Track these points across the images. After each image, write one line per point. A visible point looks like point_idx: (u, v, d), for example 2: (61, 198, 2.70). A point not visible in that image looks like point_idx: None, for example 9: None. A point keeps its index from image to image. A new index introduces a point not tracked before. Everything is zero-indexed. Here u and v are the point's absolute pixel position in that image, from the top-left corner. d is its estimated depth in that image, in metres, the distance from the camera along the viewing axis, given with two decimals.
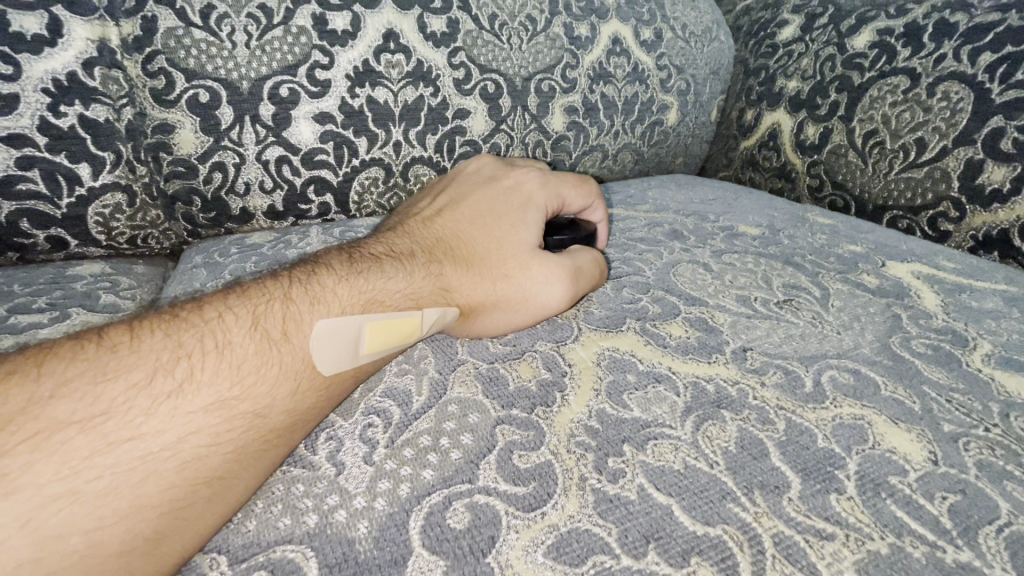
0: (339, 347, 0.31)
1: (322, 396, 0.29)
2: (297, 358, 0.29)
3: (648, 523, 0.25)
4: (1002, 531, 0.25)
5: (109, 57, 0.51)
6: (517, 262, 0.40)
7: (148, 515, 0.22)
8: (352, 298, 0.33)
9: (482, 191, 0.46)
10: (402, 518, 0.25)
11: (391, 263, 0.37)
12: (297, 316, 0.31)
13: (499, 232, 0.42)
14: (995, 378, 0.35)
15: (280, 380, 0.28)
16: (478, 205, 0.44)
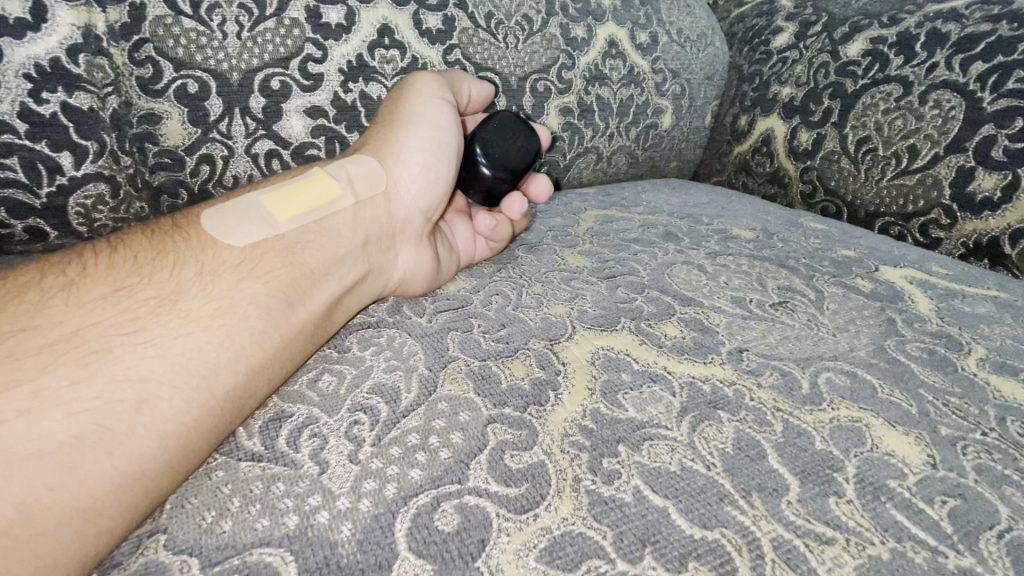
0: (236, 219, 0.36)
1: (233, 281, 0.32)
2: (198, 256, 0.33)
3: (645, 526, 0.24)
4: (1003, 536, 0.24)
5: (94, 44, 0.49)
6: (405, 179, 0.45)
7: (54, 401, 0.24)
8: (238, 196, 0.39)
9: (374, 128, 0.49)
10: (388, 519, 0.24)
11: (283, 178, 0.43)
12: (189, 218, 0.35)
13: (389, 128, 0.48)
14: (990, 383, 0.35)
15: (185, 273, 0.32)
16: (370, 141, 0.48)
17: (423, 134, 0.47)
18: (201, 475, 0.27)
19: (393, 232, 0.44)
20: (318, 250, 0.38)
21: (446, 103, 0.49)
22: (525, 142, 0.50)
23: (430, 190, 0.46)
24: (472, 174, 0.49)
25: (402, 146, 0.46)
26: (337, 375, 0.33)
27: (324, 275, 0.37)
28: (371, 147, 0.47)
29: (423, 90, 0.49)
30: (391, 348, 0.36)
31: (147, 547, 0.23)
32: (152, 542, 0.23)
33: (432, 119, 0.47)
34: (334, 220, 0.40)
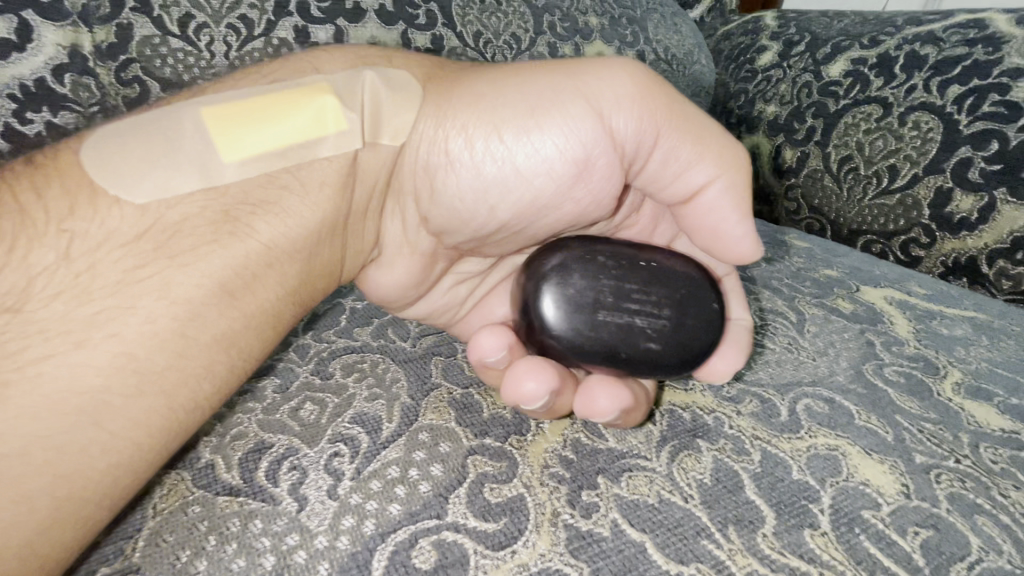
0: (166, 167, 0.30)
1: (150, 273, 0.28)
2: (114, 232, 0.29)
3: (621, 562, 0.24)
4: (972, 568, 0.25)
5: (81, 64, 0.51)
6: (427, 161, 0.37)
7: None
8: (189, 110, 0.32)
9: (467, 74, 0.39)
10: (365, 557, 0.24)
11: (276, 85, 0.35)
12: (116, 145, 0.30)
13: (489, 81, 0.37)
14: (965, 408, 0.36)
15: (96, 261, 0.28)
16: (444, 95, 0.37)
17: (510, 131, 0.36)
18: (176, 510, 0.27)
19: (374, 197, 0.38)
20: (263, 224, 0.32)
21: (590, 121, 0.36)
22: (654, 325, 0.34)
23: (473, 197, 0.37)
24: (563, 269, 0.34)
25: (459, 116, 0.36)
26: (319, 404, 0.33)
27: (266, 257, 0.32)
28: (419, 79, 0.38)
29: (573, 76, 0.37)
30: (373, 375, 0.36)
31: None
32: None
33: (547, 144, 0.36)
34: (290, 188, 0.33)
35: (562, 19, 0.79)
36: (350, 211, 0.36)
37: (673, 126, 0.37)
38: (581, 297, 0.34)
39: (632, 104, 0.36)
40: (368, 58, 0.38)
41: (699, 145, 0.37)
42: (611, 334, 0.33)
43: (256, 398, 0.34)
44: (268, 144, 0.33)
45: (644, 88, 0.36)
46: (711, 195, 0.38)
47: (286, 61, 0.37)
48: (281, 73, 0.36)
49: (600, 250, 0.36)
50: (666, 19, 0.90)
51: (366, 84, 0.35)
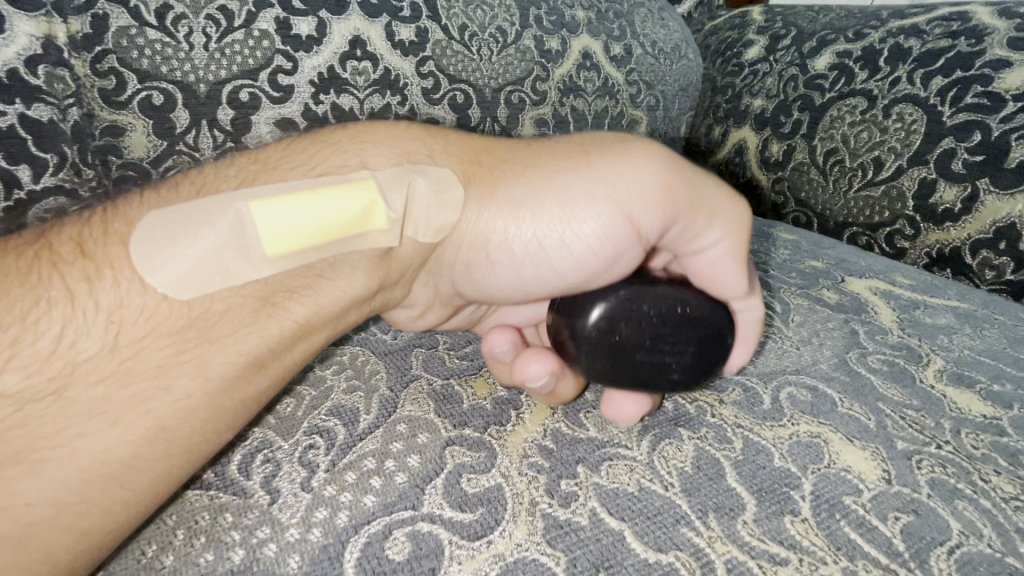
0: (202, 260, 0.27)
1: (186, 361, 0.26)
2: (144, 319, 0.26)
3: (599, 551, 0.24)
4: (953, 552, 0.24)
5: (55, 55, 0.50)
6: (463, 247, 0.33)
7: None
8: (222, 200, 0.28)
9: (502, 156, 0.34)
10: (337, 550, 0.23)
11: (310, 172, 0.31)
12: (149, 225, 0.27)
13: (520, 168, 0.33)
14: (947, 395, 0.36)
15: (125, 352, 0.25)
16: (483, 181, 0.33)
17: (547, 226, 0.32)
18: None
19: (411, 276, 0.34)
20: (301, 306, 0.29)
21: (615, 219, 0.32)
22: (683, 360, 0.32)
23: (507, 285, 0.34)
24: (611, 313, 0.32)
25: (498, 210, 0.32)
26: (296, 397, 0.33)
27: (303, 338, 0.30)
28: (460, 169, 0.33)
29: (606, 169, 0.32)
30: (352, 367, 0.36)
31: None
32: None
33: (576, 242, 0.32)
34: (330, 272, 0.30)
35: (549, 13, 0.78)
36: (385, 286, 0.33)
37: (689, 207, 0.33)
38: (625, 341, 0.32)
39: (655, 199, 0.32)
40: (411, 146, 0.33)
41: (712, 221, 0.34)
42: (641, 368, 0.32)
43: None
44: (309, 238, 0.29)
45: (668, 174, 0.32)
46: (718, 257, 0.34)
47: (330, 139, 0.33)
48: (323, 159, 0.32)
49: (642, 292, 0.33)
50: (652, 13, 0.90)
51: (400, 180, 0.31)
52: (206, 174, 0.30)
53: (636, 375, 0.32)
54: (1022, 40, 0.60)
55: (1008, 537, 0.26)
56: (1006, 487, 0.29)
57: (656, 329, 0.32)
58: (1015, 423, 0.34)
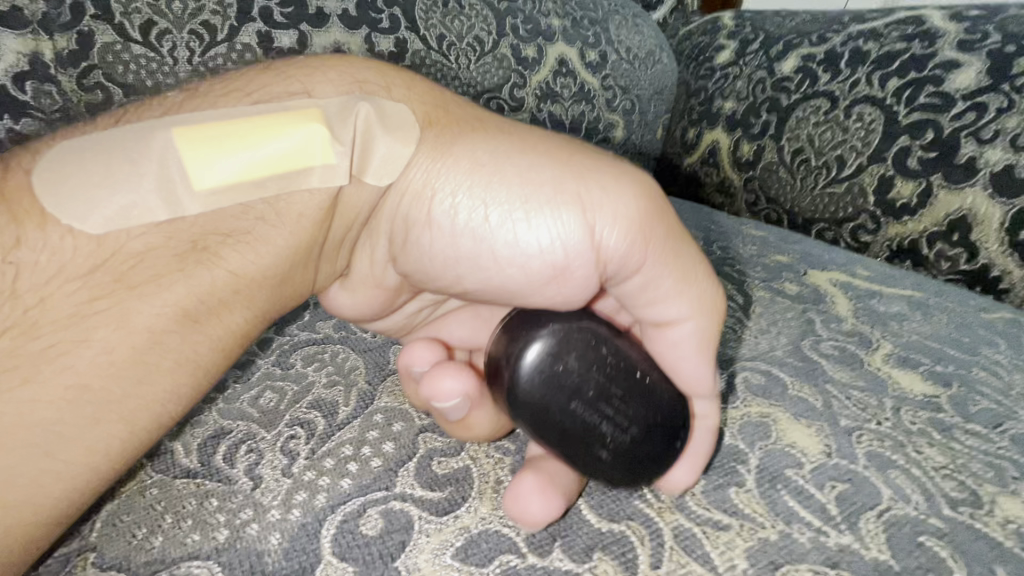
0: (110, 199, 0.25)
1: (100, 311, 0.24)
2: (47, 267, 0.24)
3: (556, 521, 0.26)
4: (881, 515, 0.27)
5: (42, 70, 0.55)
6: (398, 216, 0.30)
7: None
8: (148, 127, 0.27)
9: (467, 122, 0.31)
10: (314, 527, 0.25)
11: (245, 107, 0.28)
12: (64, 161, 0.26)
13: (482, 136, 0.30)
14: (892, 376, 0.38)
15: (26, 302, 0.24)
16: (433, 142, 0.30)
17: (494, 202, 0.29)
18: (135, 492, 0.28)
19: (354, 234, 0.31)
20: (234, 254, 0.27)
21: (578, 217, 0.28)
22: (623, 440, 0.28)
23: (439, 263, 0.30)
24: (559, 342, 0.29)
25: (447, 171, 0.29)
26: (278, 392, 0.35)
27: (239, 289, 0.27)
28: (419, 114, 0.30)
29: (577, 162, 0.30)
30: (333, 364, 0.38)
31: (75, 565, 0.24)
32: (81, 560, 0.24)
33: (520, 228, 0.29)
34: (269, 217, 0.28)
35: (525, 22, 0.81)
36: (329, 242, 0.30)
37: (661, 260, 0.30)
38: (569, 375, 0.28)
39: (626, 223, 0.29)
40: (365, 81, 0.31)
41: (678, 288, 0.30)
42: (571, 423, 0.27)
43: (216, 388, 0.35)
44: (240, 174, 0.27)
45: (647, 209, 0.29)
46: (678, 336, 0.31)
47: (279, 71, 0.31)
48: (264, 91, 0.29)
49: (599, 332, 0.29)
50: (627, 20, 0.93)
51: (347, 121, 0.28)
52: (138, 107, 0.29)
53: (562, 430, 0.27)
54: (970, 42, 0.63)
55: (933, 500, 0.28)
56: (937, 457, 0.31)
57: (603, 380, 0.28)
58: (952, 400, 0.36)
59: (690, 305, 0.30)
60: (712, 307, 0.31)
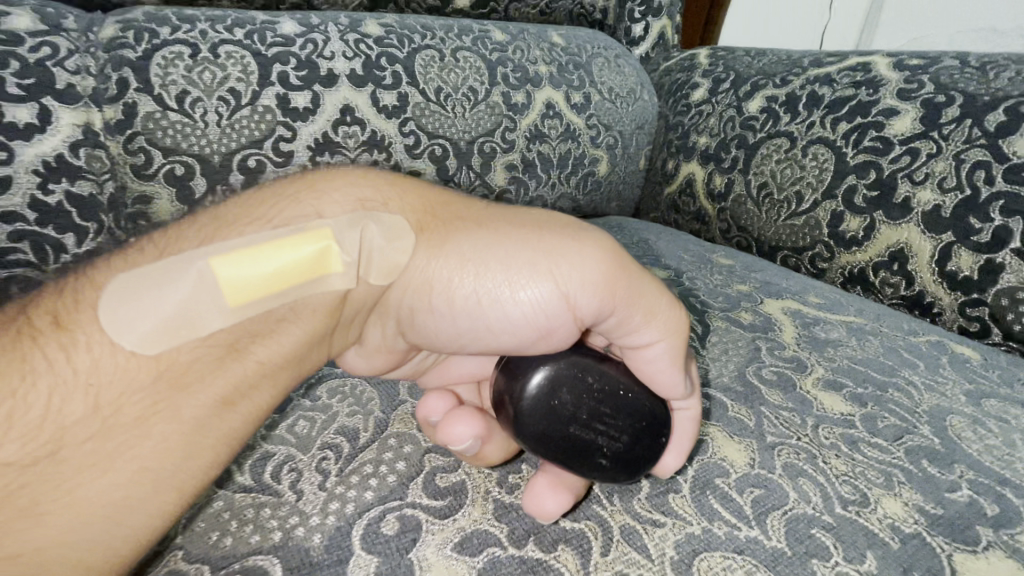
0: (162, 319, 0.31)
1: (160, 409, 0.30)
2: (114, 380, 0.29)
3: (531, 521, 0.34)
4: (785, 514, 0.34)
5: (93, 139, 0.64)
6: (408, 300, 0.38)
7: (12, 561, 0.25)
8: (187, 257, 0.33)
9: (450, 221, 0.39)
10: (347, 529, 0.33)
11: (271, 228, 0.36)
12: (117, 290, 0.31)
13: (466, 230, 0.38)
14: (817, 398, 0.46)
15: (99, 410, 0.29)
16: (429, 242, 0.38)
17: (484, 289, 0.36)
18: (205, 503, 0.36)
19: (364, 315, 0.40)
20: (262, 349, 0.34)
21: (553, 295, 0.36)
22: (614, 446, 0.36)
23: (445, 334, 0.39)
24: (552, 380, 0.37)
25: (444, 266, 0.37)
26: (310, 420, 0.43)
27: (266, 375, 0.34)
28: (413, 221, 0.39)
29: (547, 243, 0.37)
30: (353, 395, 0.46)
31: (168, 559, 0.32)
32: (173, 556, 0.32)
33: (507, 309, 0.37)
34: (290, 316, 0.35)
35: (514, 71, 0.89)
36: (341, 325, 0.38)
37: (630, 301, 0.37)
38: (563, 406, 0.37)
39: (594, 285, 0.36)
40: (365, 197, 0.39)
41: (648, 319, 0.38)
42: (571, 442, 0.36)
43: None
44: (267, 286, 0.34)
45: (614, 265, 0.36)
46: (655, 354, 0.38)
47: (292, 189, 0.39)
48: (283, 213, 0.37)
49: (585, 364, 0.38)
50: (609, 61, 1.01)
51: (356, 236, 0.37)
52: (175, 230, 0.35)
53: (565, 447, 0.36)
54: (908, 91, 0.70)
55: (829, 501, 0.36)
56: (839, 466, 0.39)
57: (590, 405, 0.37)
58: (864, 419, 0.44)
59: (660, 327, 0.38)
60: (677, 326, 0.38)
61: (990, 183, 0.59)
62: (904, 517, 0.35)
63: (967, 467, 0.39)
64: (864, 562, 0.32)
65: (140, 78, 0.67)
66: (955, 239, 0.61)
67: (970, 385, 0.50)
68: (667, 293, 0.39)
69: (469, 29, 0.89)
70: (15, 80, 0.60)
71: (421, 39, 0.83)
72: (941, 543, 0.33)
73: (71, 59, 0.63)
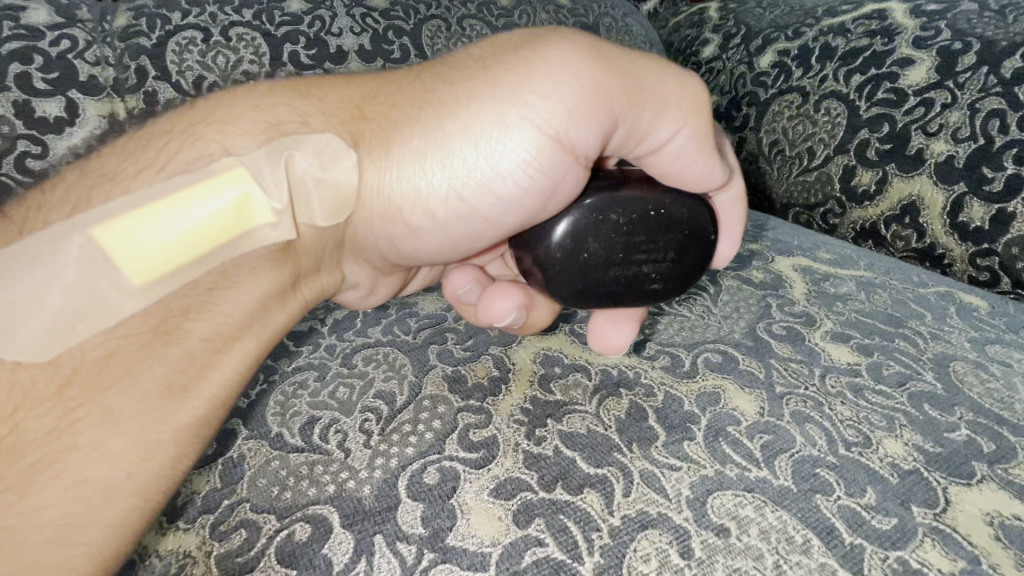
0: (57, 310, 0.27)
1: (79, 413, 0.27)
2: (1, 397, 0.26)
3: (558, 468, 0.37)
4: (791, 456, 0.37)
5: (119, 128, 0.66)
6: (384, 216, 0.38)
7: None
8: (65, 231, 0.29)
9: (390, 123, 0.37)
10: (393, 480, 0.37)
11: (182, 167, 0.32)
12: None
13: (419, 122, 0.37)
14: (825, 349, 0.48)
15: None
16: (378, 149, 0.36)
17: (467, 182, 0.37)
18: (264, 463, 0.40)
19: (331, 247, 0.39)
20: (201, 322, 0.32)
21: (542, 148, 0.36)
22: (655, 267, 0.42)
23: (441, 234, 0.40)
24: (577, 233, 0.40)
25: (409, 164, 0.37)
26: (349, 386, 0.47)
27: (219, 336, 0.32)
28: (346, 132, 0.36)
29: (508, 103, 0.35)
30: (387, 362, 0.49)
31: (238, 511, 0.36)
32: (241, 509, 0.36)
33: (495, 201, 0.38)
34: (226, 281, 0.32)
35: None
36: (300, 268, 0.37)
37: (631, 107, 0.37)
38: (593, 256, 0.40)
39: (584, 114, 0.35)
40: (278, 118, 0.35)
41: (659, 110, 0.38)
42: (615, 281, 0.41)
43: (304, 388, 0.47)
44: (184, 251, 0.30)
45: (592, 75, 0.35)
46: (676, 145, 0.40)
47: (179, 122, 0.35)
48: (180, 156, 0.32)
49: (604, 203, 0.40)
50: (617, 21, 1.00)
51: (283, 153, 0.33)
52: (39, 201, 0.31)
53: (609, 286, 0.41)
54: (924, 39, 0.69)
55: (834, 443, 0.38)
56: (844, 412, 0.41)
57: (621, 243, 0.40)
58: (870, 367, 0.46)
59: (670, 118, 0.39)
60: (688, 105, 0.39)
61: (1004, 132, 0.59)
62: (904, 455, 0.38)
63: (967, 409, 0.42)
64: (864, 495, 0.35)
65: (158, 66, 0.68)
66: (967, 189, 0.62)
67: (976, 333, 0.51)
68: (663, 72, 0.39)
69: None
70: (40, 74, 0.63)
71: (427, 9, 0.83)
72: (938, 478, 0.36)
73: (89, 50, 0.66)
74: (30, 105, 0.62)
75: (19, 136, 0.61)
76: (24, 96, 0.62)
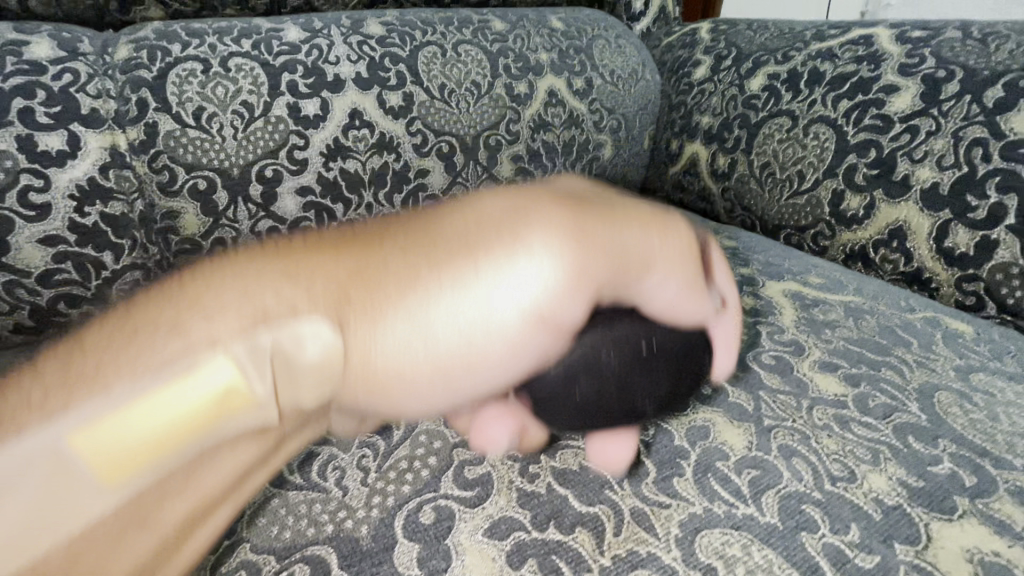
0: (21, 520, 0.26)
1: None
2: None
3: (551, 506, 0.38)
4: (778, 492, 0.38)
5: (120, 159, 0.68)
6: (373, 389, 0.35)
7: None
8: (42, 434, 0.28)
9: (376, 283, 0.36)
10: (390, 520, 0.38)
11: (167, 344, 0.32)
12: None
13: (403, 287, 0.36)
14: (813, 380, 0.49)
15: None
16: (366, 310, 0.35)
17: (454, 354, 0.35)
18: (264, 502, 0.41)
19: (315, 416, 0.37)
20: (172, 511, 0.31)
21: (533, 329, 0.35)
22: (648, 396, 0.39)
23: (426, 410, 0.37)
24: (568, 367, 0.36)
25: (398, 330, 0.34)
26: None
27: (195, 510, 0.33)
28: (332, 301, 0.35)
29: (497, 276, 0.35)
30: None
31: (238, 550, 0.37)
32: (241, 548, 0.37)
33: (487, 376, 0.35)
34: (201, 467, 0.32)
35: (516, 61, 0.91)
36: (281, 435, 0.36)
37: (616, 271, 0.37)
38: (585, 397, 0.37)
39: (576, 296, 0.35)
40: (273, 295, 0.35)
41: (655, 259, 0.40)
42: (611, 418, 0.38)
43: None
44: (154, 450, 0.29)
45: (586, 249, 0.36)
46: (665, 291, 0.39)
47: (174, 291, 0.34)
48: (161, 351, 0.31)
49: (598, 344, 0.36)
50: (610, 43, 1.01)
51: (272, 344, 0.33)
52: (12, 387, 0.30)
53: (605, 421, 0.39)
54: (909, 66, 0.70)
55: (820, 478, 0.39)
56: (831, 445, 0.42)
57: (611, 376, 0.37)
58: (856, 399, 0.47)
59: (659, 276, 0.39)
60: (675, 260, 0.40)
61: (987, 160, 0.60)
62: (887, 490, 0.39)
63: (950, 441, 0.43)
64: (848, 532, 0.36)
65: (158, 98, 0.69)
66: (953, 215, 0.63)
67: (960, 360, 0.53)
68: (652, 230, 0.40)
69: (469, 21, 0.90)
70: (43, 108, 0.63)
71: (422, 36, 0.84)
72: (920, 513, 0.37)
73: (91, 82, 0.66)
74: (33, 139, 0.62)
75: (22, 170, 0.62)
76: (26, 130, 0.62)
